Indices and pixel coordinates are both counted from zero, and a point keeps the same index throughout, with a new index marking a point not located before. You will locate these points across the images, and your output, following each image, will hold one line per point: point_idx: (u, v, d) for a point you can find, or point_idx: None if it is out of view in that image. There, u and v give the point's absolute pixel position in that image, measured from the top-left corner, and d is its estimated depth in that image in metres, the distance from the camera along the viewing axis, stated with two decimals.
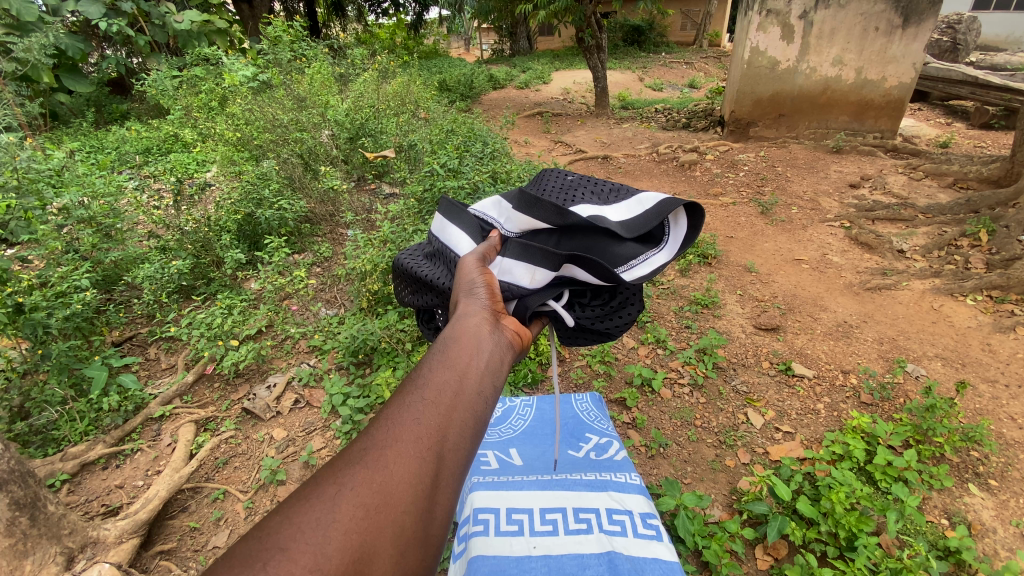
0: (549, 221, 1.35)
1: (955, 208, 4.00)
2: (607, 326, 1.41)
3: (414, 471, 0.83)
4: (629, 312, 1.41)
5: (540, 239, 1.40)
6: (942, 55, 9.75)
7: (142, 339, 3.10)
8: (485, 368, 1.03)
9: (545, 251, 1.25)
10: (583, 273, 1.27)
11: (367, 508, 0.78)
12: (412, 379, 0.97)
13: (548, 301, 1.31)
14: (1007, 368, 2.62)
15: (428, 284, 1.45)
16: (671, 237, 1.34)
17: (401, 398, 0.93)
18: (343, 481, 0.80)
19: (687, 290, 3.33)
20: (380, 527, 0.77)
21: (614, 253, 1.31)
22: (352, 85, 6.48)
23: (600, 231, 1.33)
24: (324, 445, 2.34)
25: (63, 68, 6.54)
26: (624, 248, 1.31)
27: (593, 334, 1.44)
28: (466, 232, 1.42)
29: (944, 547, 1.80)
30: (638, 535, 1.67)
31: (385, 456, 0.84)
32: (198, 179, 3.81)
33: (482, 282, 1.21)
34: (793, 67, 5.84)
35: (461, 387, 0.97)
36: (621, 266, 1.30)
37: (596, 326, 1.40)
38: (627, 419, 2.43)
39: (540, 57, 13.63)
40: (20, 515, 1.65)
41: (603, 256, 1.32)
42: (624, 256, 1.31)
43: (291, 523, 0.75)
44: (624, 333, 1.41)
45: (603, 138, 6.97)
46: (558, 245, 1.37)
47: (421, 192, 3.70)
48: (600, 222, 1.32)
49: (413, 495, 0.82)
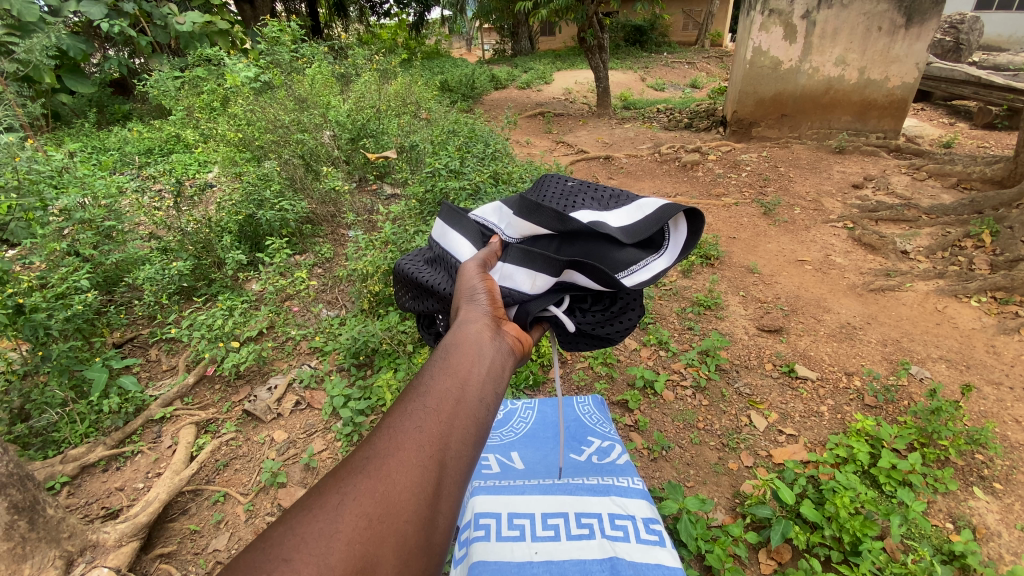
0: (550, 227, 1.34)
1: (959, 208, 3.97)
2: (608, 331, 1.39)
3: (416, 480, 0.82)
4: (629, 317, 1.38)
5: (541, 244, 1.39)
6: (945, 55, 9.74)
7: (142, 340, 3.09)
8: (486, 375, 1.01)
9: (546, 256, 1.24)
10: (585, 278, 1.25)
11: (369, 518, 0.77)
12: (413, 387, 0.96)
13: (549, 306, 1.31)
14: (1012, 370, 2.60)
15: (428, 289, 1.44)
16: (671, 243, 1.33)
17: (403, 407, 0.92)
18: (345, 490, 0.79)
19: (690, 291, 3.31)
20: (383, 537, 0.76)
21: (614, 258, 1.30)
22: (353, 85, 6.45)
23: (600, 237, 1.32)
24: (325, 447, 2.34)
25: (65, 69, 6.56)
26: (624, 253, 1.30)
27: (593, 339, 1.43)
28: (468, 237, 1.42)
29: (949, 551, 1.78)
30: (640, 541, 1.67)
31: (388, 465, 0.83)
32: (198, 179, 3.84)
33: (484, 288, 1.21)
34: (796, 66, 5.81)
35: (462, 394, 0.96)
36: (621, 272, 1.29)
37: (597, 331, 1.38)
38: (628, 422, 2.42)
39: (543, 57, 13.63)
40: (19, 518, 1.65)
41: (603, 261, 1.31)
42: (624, 261, 1.30)
43: (294, 534, 0.74)
44: (625, 338, 1.39)
45: (604, 139, 6.94)
46: (558, 251, 1.36)
47: (422, 193, 3.69)
48: (600, 228, 1.31)
49: (416, 503, 0.81)
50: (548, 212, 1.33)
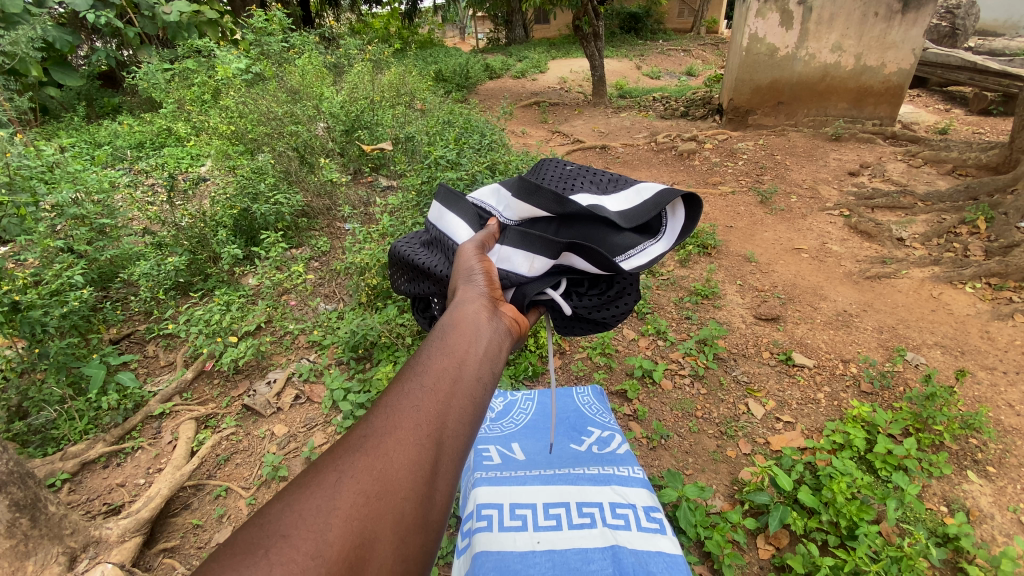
0: (549, 210, 1.33)
1: (955, 195, 3.98)
2: (604, 315, 1.39)
3: (414, 457, 0.83)
4: (626, 302, 1.39)
5: (539, 227, 1.38)
6: (942, 40, 9.73)
7: (139, 336, 3.07)
8: (484, 355, 1.02)
9: (545, 239, 1.24)
10: (581, 262, 1.26)
11: (367, 495, 0.77)
12: (410, 365, 0.97)
13: (547, 289, 1.30)
14: (1006, 355, 2.62)
15: (425, 272, 1.43)
16: (668, 229, 1.33)
17: (400, 386, 0.92)
18: (342, 468, 0.79)
19: (687, 281, 3.31)
20: (381, 513, 0.76)
21: (612, 242, 1.30)
22: (346, 76, 6.35)
23: (599, 219, 1.32)
24: (325, 440, 2.35)
25: (52, 61, 6.62)
26: (623, 238, 1.31)
27: (587, 320, 1.41)
28: (467, 221, 1.41)
29: (943, 534, 1.82)
30: (642, 529, 1.69)
31: (386, 443, 0.83)
32: (192, 174, 3.82)
33: (482, 269, 1.21)
34: (792, 53, 5.78)
35: (461, 372, 0.96)
36: (619, 256, 1.29)
37: (594, 315, 1.38)
38: (627, 411, 2.44)
39: (536, 46, 13.48)
40: (21, 516, 1.63)
41: (602, 245, 1.31)
42: (622, 245, 1.30)
43: (291, 510, 0.74)
44: (621, 322, 1.39)
45: (600, 128, 6.90)
46: (556, 233, 1.36)
47: (419, 184, 3.65)
48: (600, 211, 1.31)
49: (414, 478, 0.81)
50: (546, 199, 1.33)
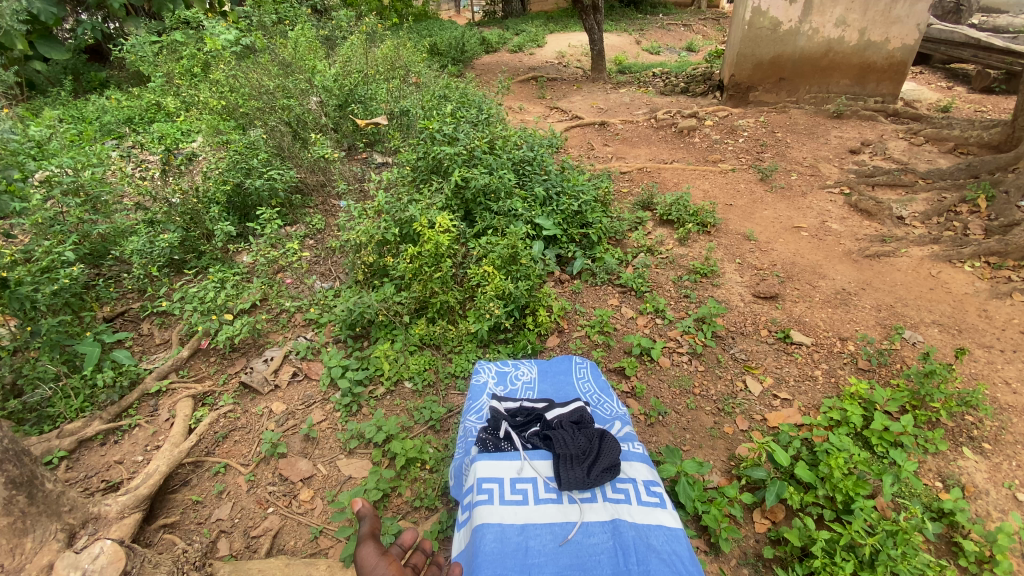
0: (587, 424, 1.93)
1: (955, 173, 3.94)
2: (564, 468, 1.77)
3: None
4: (577, 470, 1.76)
5: (568, 424, 1.92)
6: (946, 16, 9.58)
7: (133, 314, 3.04)
8: None
9: (579, 415, 1.95)
10: (575, 430, 1.88)
11: None
12: None
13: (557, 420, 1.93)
14: (1003, 334, 2.63)
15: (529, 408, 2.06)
16: (607, 463, 1.78)
17: None
18: None
19: (686, 259, 3.29)
20: None
21: (589, 444, 1.84)
22: (338, 49, 6.19)
23: (589, 441, 1.85)
24: (324, 418, 2.38)
25: (36, 34, 6.39)
26: (592, 448, 1.82)
27: (579, 470, 1.76)
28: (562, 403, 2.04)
29: (938, 509, 1.85)
30: (642, 502, 1.73)
31: None
32: (184, 149, 3.68)
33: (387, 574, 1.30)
34: (795, 27, 5.64)
35: None
36: (588, 440, 1.84)
37: (562, 454, 1.81)
38: (625, 388, 2.46)
39: (533, 20, 13.18)
40: (18, 493, 1.58)
41: (582, 443, 1.84)
42: (592, 447, 1.83)
43: None
44: (565, 471, 1.74)
45: (599, 104, 6.77)
46: (574, 427, 1.91)
47: (415, 160, 3.57)
48: (598, 435, 1.87)
49: None
50: (532, 409, 2.06)
